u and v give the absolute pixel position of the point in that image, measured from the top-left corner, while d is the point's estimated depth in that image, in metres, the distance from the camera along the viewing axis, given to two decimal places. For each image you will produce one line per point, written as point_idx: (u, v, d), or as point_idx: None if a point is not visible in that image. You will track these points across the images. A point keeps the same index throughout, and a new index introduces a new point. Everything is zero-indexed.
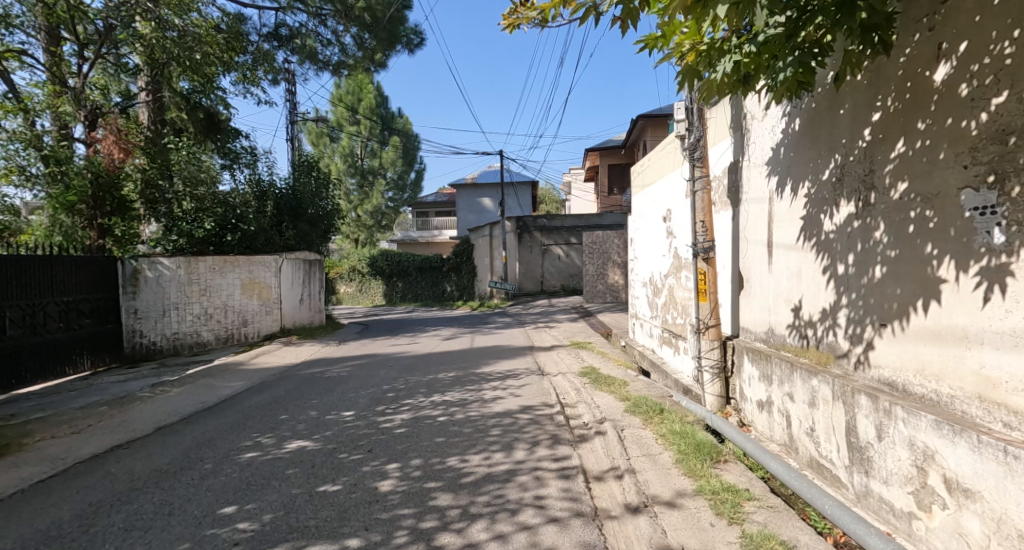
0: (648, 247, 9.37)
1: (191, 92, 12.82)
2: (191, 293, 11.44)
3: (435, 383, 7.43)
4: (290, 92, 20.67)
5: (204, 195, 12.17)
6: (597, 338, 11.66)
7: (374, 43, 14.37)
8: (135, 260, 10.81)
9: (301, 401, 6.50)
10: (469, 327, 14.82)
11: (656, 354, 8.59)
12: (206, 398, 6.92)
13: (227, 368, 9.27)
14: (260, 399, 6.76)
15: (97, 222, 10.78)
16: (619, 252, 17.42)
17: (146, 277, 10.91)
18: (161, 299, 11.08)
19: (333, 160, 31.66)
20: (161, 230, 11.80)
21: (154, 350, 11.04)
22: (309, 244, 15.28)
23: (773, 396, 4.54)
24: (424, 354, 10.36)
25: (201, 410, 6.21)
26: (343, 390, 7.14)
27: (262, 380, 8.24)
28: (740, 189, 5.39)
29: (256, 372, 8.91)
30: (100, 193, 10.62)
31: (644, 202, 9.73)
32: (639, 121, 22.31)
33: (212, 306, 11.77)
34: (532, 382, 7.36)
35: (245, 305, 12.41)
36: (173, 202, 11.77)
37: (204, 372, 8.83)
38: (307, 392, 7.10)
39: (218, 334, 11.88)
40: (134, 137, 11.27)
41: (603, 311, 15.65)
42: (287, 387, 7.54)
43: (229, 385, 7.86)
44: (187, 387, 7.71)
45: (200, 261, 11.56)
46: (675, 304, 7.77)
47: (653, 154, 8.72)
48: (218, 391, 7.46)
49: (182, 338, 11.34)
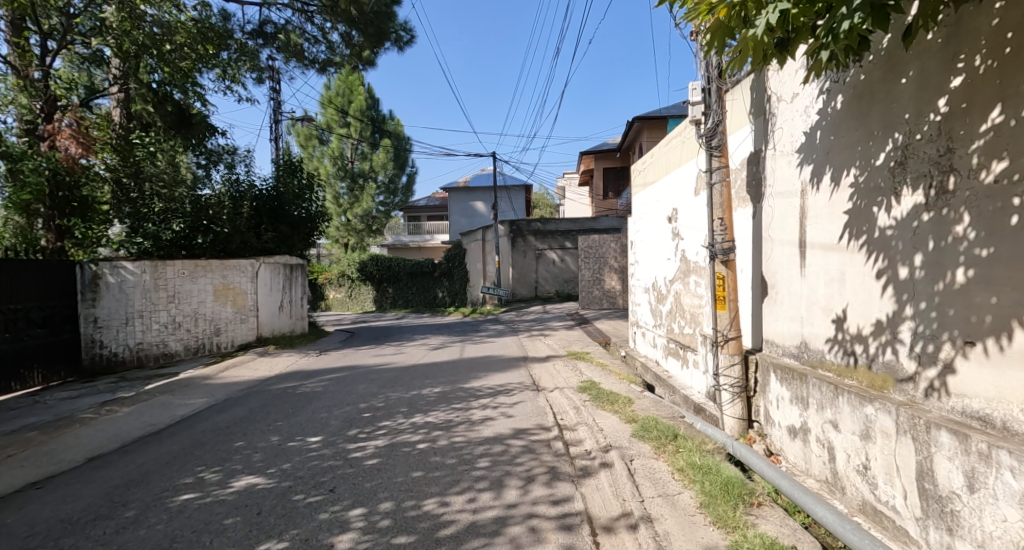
0: (651, 249, 8.72)
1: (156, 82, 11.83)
2: (158, 299, 10.81)
3: (418, 400, 6.70)
4: (276, 92, 19.94)
5: (172, 193, 11.45)
6: (595, 347, 10.96)
7: (362, 40, 13.65)
8: (95, 264, 10.27)
9: (264, 424, 5.77)
10: (459, 335, 14.11)
11: (662, 366, 7.92)
12: (158, 420, 6.18)
13: (193, 382, 8.52)
14: (219, 421, 6.03)
15: (56, 223, 10.23)
16: (616, 256, 16.77)
17: (107, 283, 10.35)
18: (124, 307, 10.48)
19: (322, 163, 30.97)
20: (126, 232, 11.16)
21: (116, 361, 10.38)
22: (290, 248, 14.51)
23: (809, 421, 3.85)
24: (409, 365, 9.64)
25: (147, 436, 5.47)
26: (314, 410, 6.41)
27: (227, 397, 7.50)
28: (763, 182, 4.72)
29: (222, 388, 8.17)
30: (59, 191, 10.06)
31: (646, 201, 9.07)
32: (635, 123, 21.68)
33: (181, 313, 11.07)
34: (526, 399, 6.66)
35: (219, 312, 11.61)
36: (136, 201, 11.19)
37: (166, 387, 8.09)
38: (274, 412, 6.37)
39: (188, 344, 11.14)
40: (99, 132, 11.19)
41: (600, 318, 14.94)
42: (253, 405, 6.80)
43: (189, 404, 7.13)
44: (141, 406, 6.96)
45: (168, 266, 10.94)
46: (683, 312, 7.10)
47: (658, 148, 8.08)
48: (175, 411, 6.72)
49: (147, 348, 10.67)
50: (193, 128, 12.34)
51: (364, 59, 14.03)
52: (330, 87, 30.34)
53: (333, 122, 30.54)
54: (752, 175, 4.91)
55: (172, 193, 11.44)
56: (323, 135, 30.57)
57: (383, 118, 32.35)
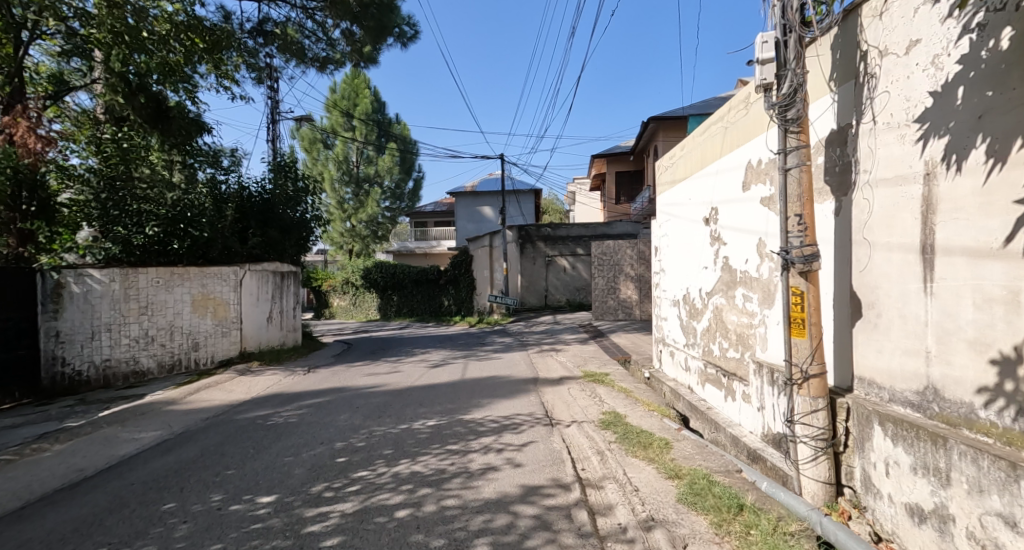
0: (682, 256, 7.54)
1: (132, 72, 10.42)
2: (128, 310, 9.79)
3: (405, 439, 5.60)
4: (275, 91, 18.85)
5: (155, 194, 10.49)
6: (614, 366, 9.79)
7: (362, 35, 12.50)
8: (57, 273, 9.20)
9: (211, 475, 4.66)
10: (463, 350, 12.94)
11: (698, 394, 6.74)
12: (88, 464, 5.08)
13: (153, 409, 7.44)
14: (159, 466, 4.91)
15: (16, 227, 9.27)
16: (632, 264, 15.55)
17: (72, 293, 9.31)
18: (90, 319, 9.44)
19: (326, 167, 29.98)
20: (95, 237, 10.07)
21: (79, 381, 9.30)
22: (281, 254, 13.34)
23: (950, 504, 2.70)
24: (404, 387, 8.51)
25: (59, 492, 4.36)
26: (279, 452, 5.31)
27: (185, 430, 6.39)
28: (852, 167, 3.56)
29: (186, 416, 7.09)
30: (19, 191, 9.08)
31: (674, 201, 7.88)
32: (651, 124, 20.48)
33: (155, 326, 10.06)
34: (538, 439, 5.52)
35: (197, 325, 10.61)
36: (108, 201, 9.96)
37: (119, 416, 7.01)
38: (230, 454, 5.27)
39: (162, 361, 10.12)
40: (81, 137, 10.27)
41: (617, 331, 13.71)
42: (208, 444, 5.69)
43: (137, 439, 6.02)
44: (79, 442, 5.86)
45: (139, 274, 9.91)
46: (727, 332, 5.91)
47: (693, 138, 6.95)
48: (115, 450, 5.62)
49: (114, 366, 9.62)
50: (173, 123, 10.91)
51: (364, 56, 12.89)
52: (335, 88, 29.79)
53: (338, 124, 29.97)
54: (831, 160, 3.76)
55: (154, 192, 10.46)
56: (328, 140, 29.66)
57: (389, 120, 31.29)
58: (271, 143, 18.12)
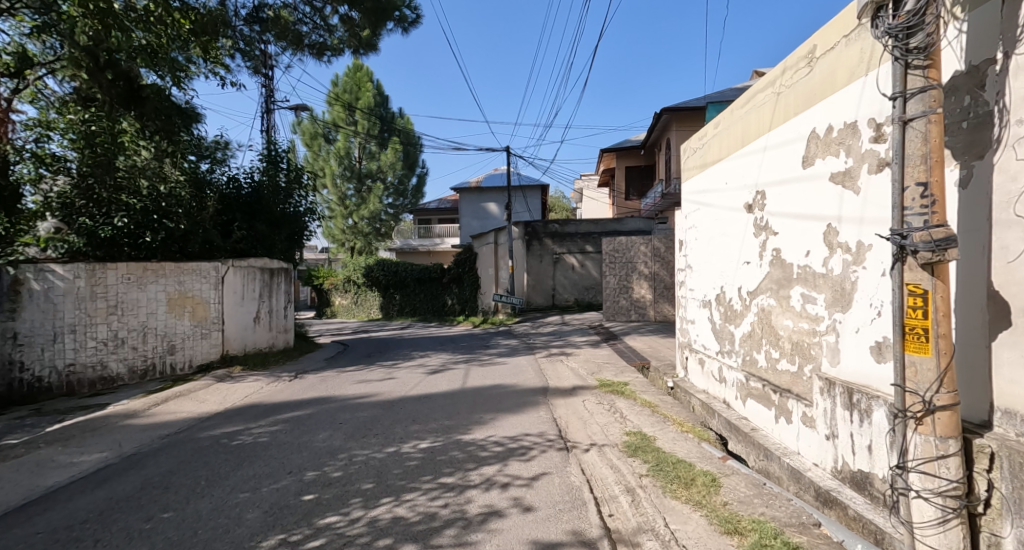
0: (714, 250, 6.53)
1: (98, 46, 8.99)
2: (95, 311, 8.86)
3: (391, 468, 4.90)
4: (269, 78, 17.74)
5: (128, 181, 9.64)
6: (632, 374, 8.80)
7: (360, 19, 11.22)
8: (16, 268, 8.37)
9: (142, 520, 4.11)
10: (464, 353, 12.02)
11: (737, 410, 5.77)
12: (5, 498, 4.62)
13: (106, 426, 6.59)
14: (80, 506, 4.40)
15: None
16: (646, 262, 14.51)
17: (31, 291, 8.50)
18: (51, 320, 8.57)
19: (328, 162, 29.02)
20: (58, 229, 9.25)
21: (39, 388, 8.45)
22: (270, 249, 12.35)
23: None
24: (396, 398, 7.57)
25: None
26: (235, 487, 4.64)
27: (134, 452, 5.66)
28: (994, 120, 2.56)
29: (141, 433, 6.35)
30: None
31: (703, 188, 6.87)
32: (664, 115, 19.26)
33: (125, 328, 9.11)
34: (553, 470, 4.86)
35: (173, 327, 9.67)
36: (72, 189, 9.25)
37: (65, 433, 6.22)
38: (175, 489, 4.66)
39: (134, 366, 9.19)
40: (56, 120, 9.37)
41: (632, 333, 12.70)
42: (153, 474, 5.00)
43: (74, 465, 5.35)
44: (8, 467, 5.27)
45: (108, 270, 8.99)
46: (778, 340, 4.93)
47: (731, 112, 5.90)
48: (43, 479, 5.01)
49: (79, 372, 8.70)
50: (147, 104, 9.74)
51: (362, 43, 11.57)
52: (337, 82, 28.91)
53: (342, 119, 28.92)
54: (951, 113, 2.78)
55: (127, 179, 9.60)
56: (328, 134, 28.33)
57: (393, 115, 30.06)
58: (267, 135, 17.05)
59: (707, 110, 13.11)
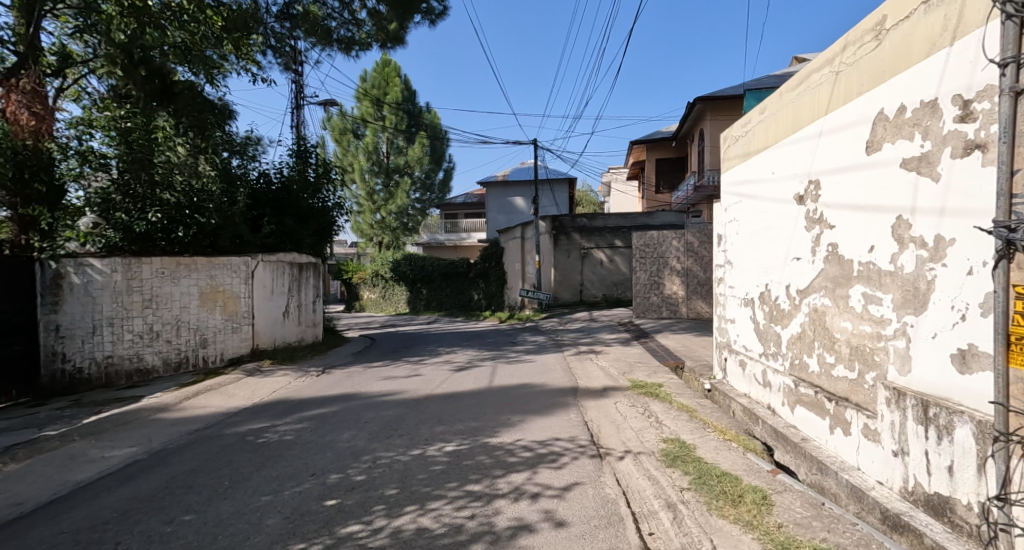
0: (756, 245, 6.09)
1: (132, 42, 8.73)
2: (131, 304, 8.84)
3: (415, 473, 4.63)
4: (298, 74, 17.64)
5: (164, 177, 9.53)
6: (665, 375, 8.40)
7: (387, 12, 10.88)
8: (57, 263, 8.33)
9: (163, 523, 3.92)
10: (491, 350, 11.74)
11: (784, 417, 5.35)
12: (32, 494, 4.51)
13: (138, 419, 6.48)
14: (105, 505, 4.24)
15: (18, 211, 8.32)
16: (678, 257, 13.97)
17: (72, 284, 8.44)
18: (90, 313, 8.55)
19: (356, 158, 29.09)
20: (97, 224, 9.09)
21: (80, 380, 8.42)
22: (298, 245, 12.19)
23: None
24: (422, 396, 7.32)
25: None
26: (257, 489, 4.42)
27: (163, 448, 5.52)
28: None
29: (169, 427, 6.22)
30: (22, 174, 8.13)
31: (744, 179, 6.43)
32: (698, 104, 18.61)
33: (160, 321, 9.07)
34: (587, 480, 4.53)
35: (205, 321, 9.57)
36: (111, 185, 9.13)
37: (98, 426, 6.13)
38: (198, 489, 4.47)
39: (168, 358, 9.15)
40: (99, 115, 9.37)
41: (664, 331, 12.25)
42: (178, 472, 4.83)
43: (104, 460, 5.23)
44: (39, 462, 5.18)
45: (143, 264, 8.94)
46: (834, 344, 4.50)
47: (781, 96, 5.45)
48: (72, 474, 4.90)
49: (116, 363, 8.69)
50: (179, 99, 9.47)
51: (390, 36, 11.20)
52: (365, 78, 28.85)
53: (370, 114, 28.86)
54: None
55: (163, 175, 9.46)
56: (358, 129, 28.80)
57: (421, 110, 29.88)
58: (297, 131, 16.96)
59: (747, 98, 12.48)
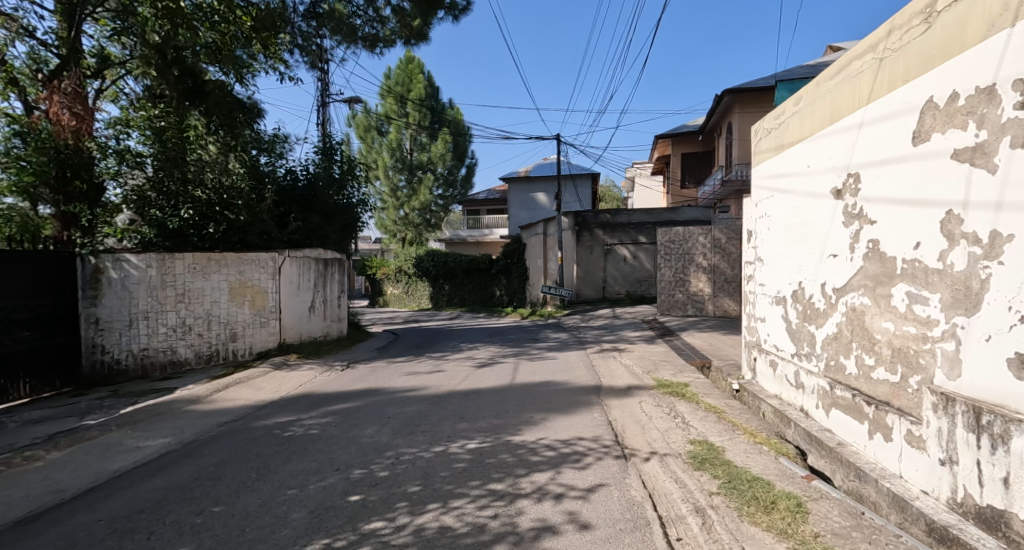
0: (789, 242, 5.87)
1: (168, 43, 9.07)
2: (165, 298, 8.92)
3: (438, 470, 4.54)
4: (324, 72, 17.72)
5: (196, 175, 9.43)
6: (692, 374, 8.20)
7: (411, 8, 10.79)
8: (96, 257, 8.51)
9: (192, 514, 3.91)
10: (513, 346, 11.63)
11: (818, 420, 5.13)
12: (72, 482, 4.57)
13: (172, 410, 6.54)
14: (139, 494, 4.26)
15: (61, 209, 8.53)
16: (704, 253, 13.67)
17: (110, 279, 8.58)
18: (127, 307, 8.67)
19: (380, 154, 29.31)
20: (134, 221, 9.25)
21: (117, 371, 8.60)
22: (324, 241, 12.19)
23: None
24: (444, 392, 7.25)
25: (14, 527, 3.88)
26: (283, 482, 4.38)
27: (195, 439, 5.53)
28: None
29: (199, 419, 6.25)
30: (64, 173, 8.37)
31: (776, 174, 6.20)
32: (726, 97, 18.23)
33: (192, 315, 9.13)
34: (612, 481, 4.39)
35: (235, 314, 9.60)
36: (147, 183, 9.16)
37: (134, 416, 6.19)
38: (227, 481, 4.45)
39: (200, 351, 9.22)
40: (139, 116, 9.47)
41: (690, 329, 12.01)
42: (208, 463, 4.83)
43: (140, 449, 5.26)
44: (78, 450, 5.24)
45: (177, 259, 9.00)
46: (874, 345, 4.28)
47: (818, 86, 5.22)
48: (109, 463, 4.94)
49: (152, 356, 8.81)
50: (210, 98, 9.70)
51: (414, 32, 11.10)
52: (389, 74, 28.96)
53: (393, 111, 29.01)
54: None
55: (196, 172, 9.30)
56: (382, 126, 28.97)
57: (444, 106, 29.88)
58: (322, 128, 17.04)
59: (779, 90, 12.14)
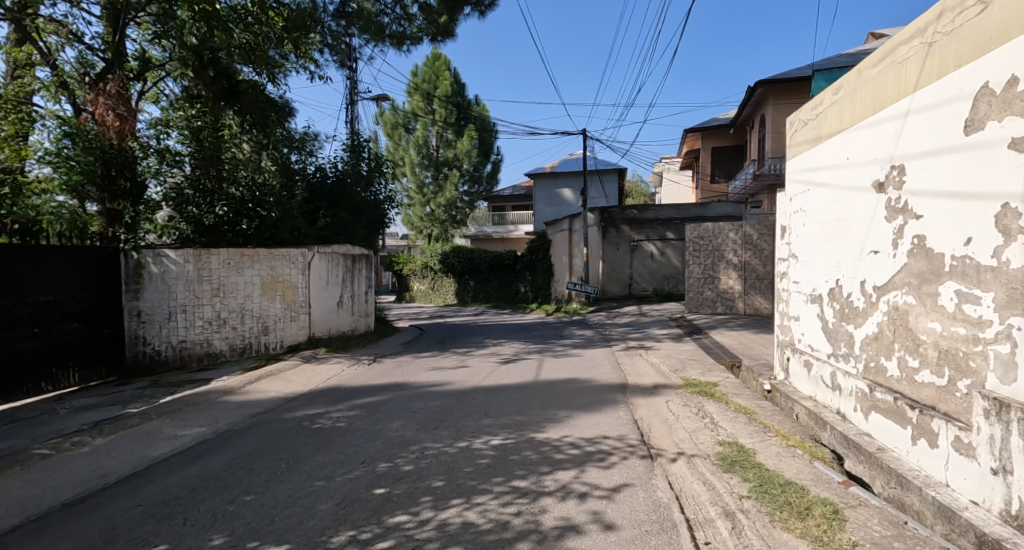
0: (826, 237, 5.63)
1: (204, 45, 9.13)
2: (201, 292, 9.00)
3: (462, 465, 4.47)
4: (352, 69, 17.78)
5: (230, 172, 9.63)
6: (721, 373, 7.99)
7: (437, 5, 10.72)
8: (138, 252, 8.68)
9: (225, 502, 3.90)
10: (538, 343, 11.52)
11: (856, 424, 4.92)
12: (114, 467, 4.62)
13: (207, 401, 6.59)
14: (177, 481, 4.28)
15: (106, 206, 8.79)
16: (734, 249, 13.35)
17: (151, 273, 8.72)
18: (167, 300, 8.82)
19: (407, 151, 29.44)
20: (173, 217, 9.49)
21: (159, 361, 8.76)
22: (351, 237, 12.23)
23: None
24: (468, 388, 7.18)
25: (62, 509, 3.93)
26: (312, 473, 4.35)
27: (229, 429, 5.56)
28: None
29: (232, 410, 6.29)
30: (109, 171, 8.59)
31: (813, 167, 5.97)
32: (759, 89, 17.80)
33: (226, 309, 9.20)
34: (638, 481, 4.26)
35: (267, 308, 9.63)
36: (184, 181, 9.39)
37: (172, 405, 6.25)
38: (258, 470, 4.44)
39: (234, 343, 9.30)
40: (177, 117, 9.76)
41: (719, 327, 11.74)
42: (241, 453, 4.83)
43: (177, 438, 5.31)
44: (121, 437, 5.30)
45: (212, 254, 9.06)
46: (919, 345, 4.07)
47: (859, 75, 4.98)
48: (149, 450, 4.99)
49: (190, 347, 8.95)
50: (244, 98, 9.64)
51: (440, 29, 11.01)
52: (416, 72, 29.02)
53: (419, 108, 29.04)
54: None
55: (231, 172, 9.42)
56: (409, 123, 29.09)
57: (470, 102, 29.84)
58: (350, 126, 17.12)
59: (816, 79, 11.78)
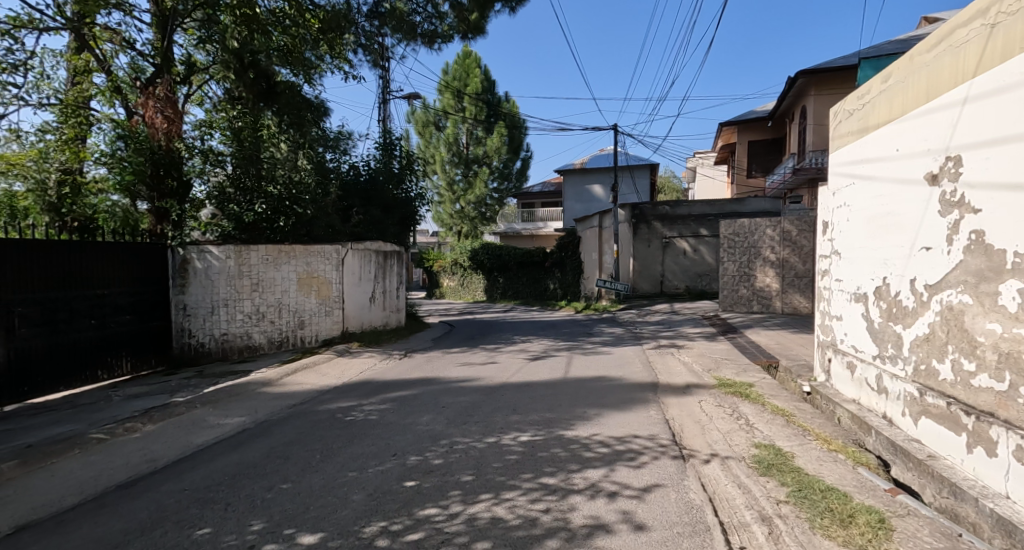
0: (871, 233, 5.37)
1: (242, 46, 9.17)
2: (242, 287, 9.07)
3: (490, 461, 4.38)
4: (384, 68, 17.89)
5: (270, 171, 9.54)
6: (756, 374, 7.75)
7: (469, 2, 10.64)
8: (184, 248, 8.88)
9: (265, 489, 3.89)
10: (568, 340, 11.39)
11: (904, 429, 4.68)
12: (164, 452, 4.68)
13: (248, 391, 6.66)
14: (219, 467, 4.31)
15: (155, 204, 8.87)
16: (771, 246, 12.96)
17: (195, 269, 8.87)
18: (210, 295, 8.93)
19: (438, 149, 29.55)
20: (215, 215, 9.61)
21: (202, 353, 8.91)
22: (382, 234, 12.27)
23: None
24: (498, 384, 7.11)
25: (117, 490, 3.99)
26: (344, 464, 4.33)
27: (267, 419, 5.60)
28: None
29: (269, 401, 6.33)
30: (157, 171, 8.74)
31: (858, 159, 5.71)
32: (799, 80, 17.30)
33: (265, 303, 9.26)
34: (670, 482, 4.12)
35: (302, 304, 9.62)
36: (227, 180, 9.44)
37: (216, 394, 6.34)
38: (294, 459, 4.44)
39: (272, 337, 9.34)
40: (220, 120, 9.81)
41: (754, 326, 11.44)
42: (279, 442, 4.85)
43: (220, 426, 5.36)
44: (170, 424, 5.38)
45: (252, 250, 9.08)
46: (976, 347, 3.83)
47: (911, 61, 4.72)
48: (195, 437, 5.05)
49: (231, 340, 9.04)
50: (281, 98, 9.79)
51: (471, 26, 10.97)
52: (447, 70, 29.10)
53: (449, 107, 29.10)
54: None
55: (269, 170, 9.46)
56: (439, 121, 29.18)
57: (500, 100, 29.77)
58: (382, 124, 17.22)
59: (861, 67, 11.37)
